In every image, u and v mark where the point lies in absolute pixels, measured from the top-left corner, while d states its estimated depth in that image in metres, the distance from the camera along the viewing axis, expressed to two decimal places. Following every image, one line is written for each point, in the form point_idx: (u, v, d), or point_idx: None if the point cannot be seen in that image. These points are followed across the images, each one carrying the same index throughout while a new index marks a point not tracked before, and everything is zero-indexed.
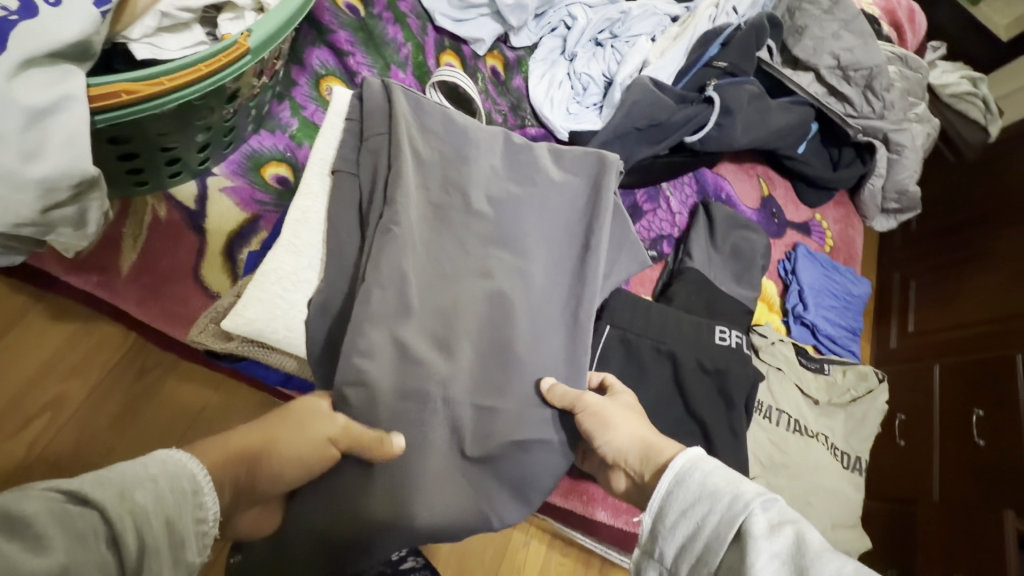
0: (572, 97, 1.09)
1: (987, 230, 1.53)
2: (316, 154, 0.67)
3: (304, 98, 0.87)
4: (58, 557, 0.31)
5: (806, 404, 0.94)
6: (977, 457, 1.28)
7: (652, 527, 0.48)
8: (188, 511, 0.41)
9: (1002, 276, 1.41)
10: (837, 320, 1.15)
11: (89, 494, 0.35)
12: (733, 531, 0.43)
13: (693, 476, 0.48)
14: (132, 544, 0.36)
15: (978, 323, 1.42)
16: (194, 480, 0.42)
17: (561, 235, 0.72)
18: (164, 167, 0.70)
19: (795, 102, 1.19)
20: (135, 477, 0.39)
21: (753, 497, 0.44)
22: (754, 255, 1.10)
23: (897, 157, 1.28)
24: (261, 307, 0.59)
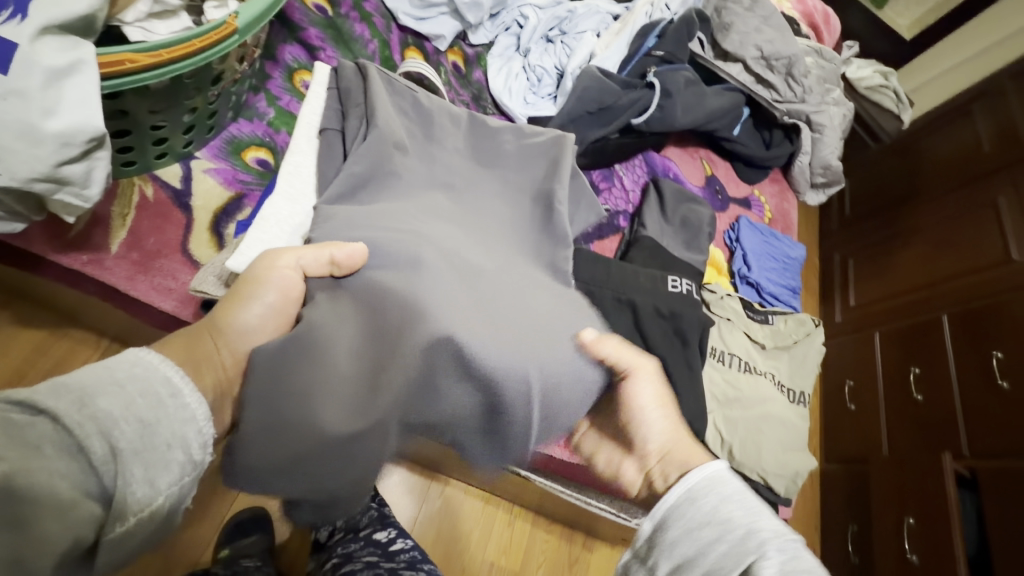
0: (529, 88, 1.19)
1: (909, 208, 1.71)
2: (304, 120, 0.74)
3: (279, 89, 0.93)
4: (2, 467, 0.32)
5: (754, 348, 1.05)
6: (916, 409, 1.41)
7: (651, 534, 0.50)
8: (158, 410, 0.41)
9: (932, 241, 1.57)
10: (779, 280, 1.27)
11: (42, 403, 0.36)
12: (739, 565, 0.44)
13: (706, 497, 0.49)
14: (100, 449, 0.37)
15: (910, 289, 1.57)
16: (167, 383, 0.42)
17: (519, 199, 0.78)
18: (151, 147, 0.75)
19: (727, 89, 1.33)
20: (95, 383, 0.39)
21: (772, 540, 0.45)
22: (701, 225, 1.21)
23: (820, 136, 1.45)
24: (262, 248, 0.64)
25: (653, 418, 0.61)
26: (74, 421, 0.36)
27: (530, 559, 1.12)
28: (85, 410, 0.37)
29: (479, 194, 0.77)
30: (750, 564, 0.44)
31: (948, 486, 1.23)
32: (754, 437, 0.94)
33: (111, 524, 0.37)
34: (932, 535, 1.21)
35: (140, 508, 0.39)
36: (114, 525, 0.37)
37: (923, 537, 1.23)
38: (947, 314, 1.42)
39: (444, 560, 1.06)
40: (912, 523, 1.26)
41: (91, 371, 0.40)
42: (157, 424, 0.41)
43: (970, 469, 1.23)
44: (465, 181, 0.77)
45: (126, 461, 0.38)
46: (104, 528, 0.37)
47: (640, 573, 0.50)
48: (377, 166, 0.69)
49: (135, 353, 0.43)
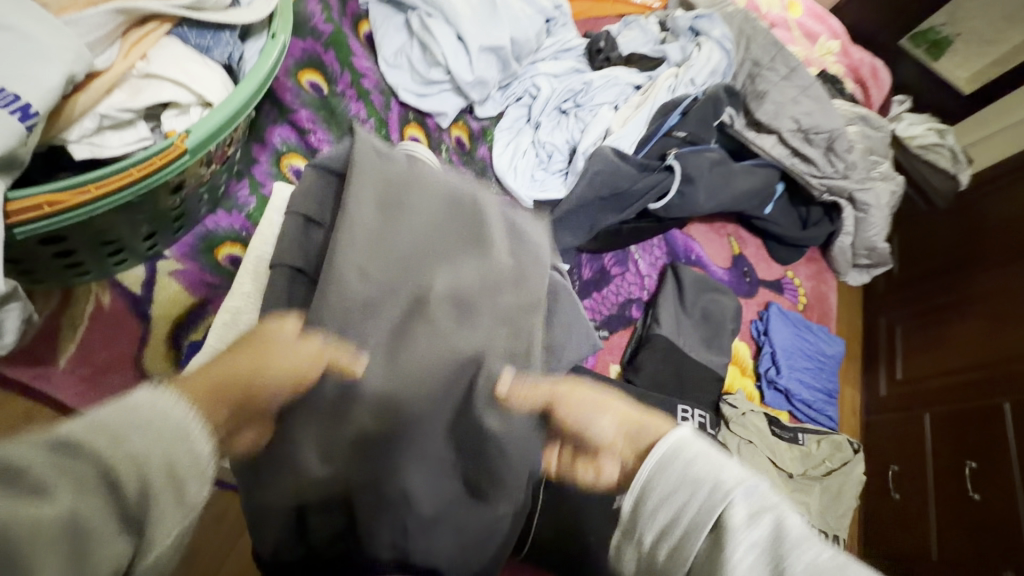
0: (537, 165, 1.10)
1: (969, 274, 1.50)
2: (253, 253, 0.63)
3: (265, 175, 0.87)
4: (62, 504, 0.31)
5: (779, 477, 0.92)
6: (970, 509, 1.23)
7: (631, 510, 0.46)
8: (186, 452, 0.37)
9: (987, 316, 1.39)
10: (812, 383, 1.13)
11: (74, 437, 0.33)
12: (710, 521, 0.42)
13: (675, 462, 0.45)
14: (132, 489, 0.34)
15: (966, 368, 1.37)
16: (184, 422, 0.37)
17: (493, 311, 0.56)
18: (108, 258, 0.68)
19: (758, 165, 1.22)
20: (126, 421, 0.35)
21: (734, 485, 0.43)
22: (724, 318, 1.09)
23: (865, 216, 1.29)
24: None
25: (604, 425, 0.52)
26: (110, 460, 0.34)
27: None
28: (118, 449, 0.34)
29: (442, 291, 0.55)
30: (718, 516, 0.42)
31: None
32: None
33: (141, 554, 0.35)
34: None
35: (166, 533, 0.37)
36: (144, 554, 0.35)
37: None
38: (1010, 403, 1.23)
39: None
40: None
41: (114, 408, 0.35)
42: (177, 463, 0.36)
43: None
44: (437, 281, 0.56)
45: (153, 498, 0.35)
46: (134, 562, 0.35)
47: (631, 549, 0.47)
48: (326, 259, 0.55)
49: (147, 393, 0.37)
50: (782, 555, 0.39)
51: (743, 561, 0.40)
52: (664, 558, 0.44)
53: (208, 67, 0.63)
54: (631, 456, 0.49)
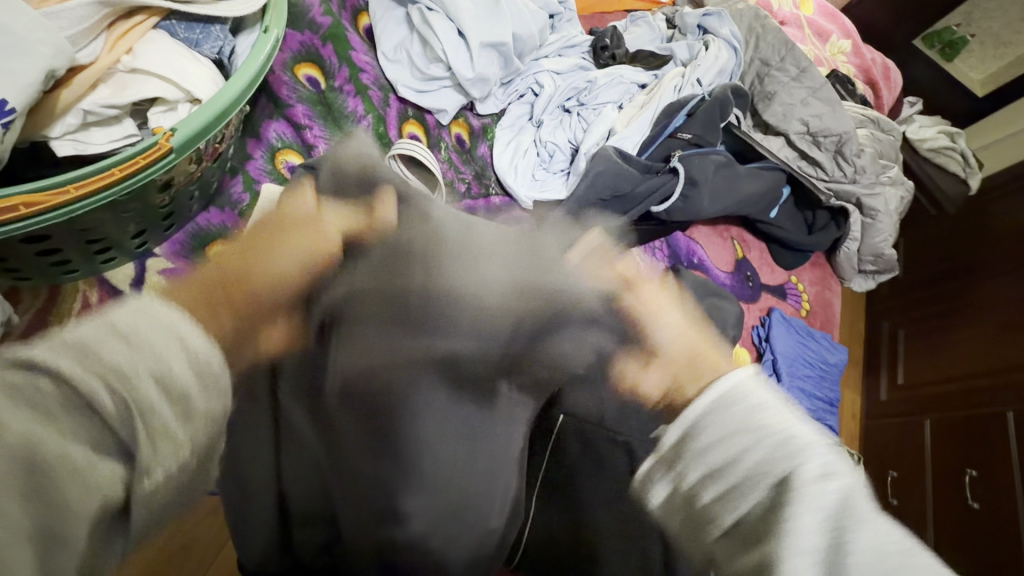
0: (538, 164, 1.08)
1: (973, 279, 1.47)
2: (236, 254, 0.62)
3: (258, 172, 0.85)
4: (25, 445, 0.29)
5: None
6: (970, 520, 1.22)
7: (678, 442, 0.40)
8: (176, 360, 0.34)
9: (991, 321, 1.36)
10: (813, 391, 1.11)
11: (41, 359, 0.30)
12: (774, 476, 0.35)
13: (740, 403, 0.39)
14: (113, 405, 0.31)
15: (969, 375, 1.35)
16: (175, 328, 0.34)
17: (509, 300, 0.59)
18: (95, 256, 0.67)
19: (766, 168, 1.19)
20: (103, 329, 0.32)
21: (805, 443, 0.36)
22: (725, 324, 1.07)
23: (871, 221, 1.27)
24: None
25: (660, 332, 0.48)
26: (81, 376, 0.30)
27: None
28: (88, 363, 0.31)
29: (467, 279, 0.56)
30: (785, 474, 0.35)
31: None
32: None
33: (136, 482, 0.32)
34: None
35: (161, 464, 0.33)
36: (140, 481, 0.32)
37: None
38: (1012, 411, 1.20)
39: None
40: None
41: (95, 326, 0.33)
42: (169, 376, 0.33)
43: None
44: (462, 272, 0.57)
45: (139, 414, 0.32)
46: (131, 487, 0.32)
47: (666, 480, 0.41)
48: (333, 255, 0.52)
49: (137, 301, 0.35)
50: (844, 529, 0.33)
51: (809, 523, 0.33)
52: (709, 501, 0.37)
53: (197, 63, 0.61)
54: (685, 380, 0.44)
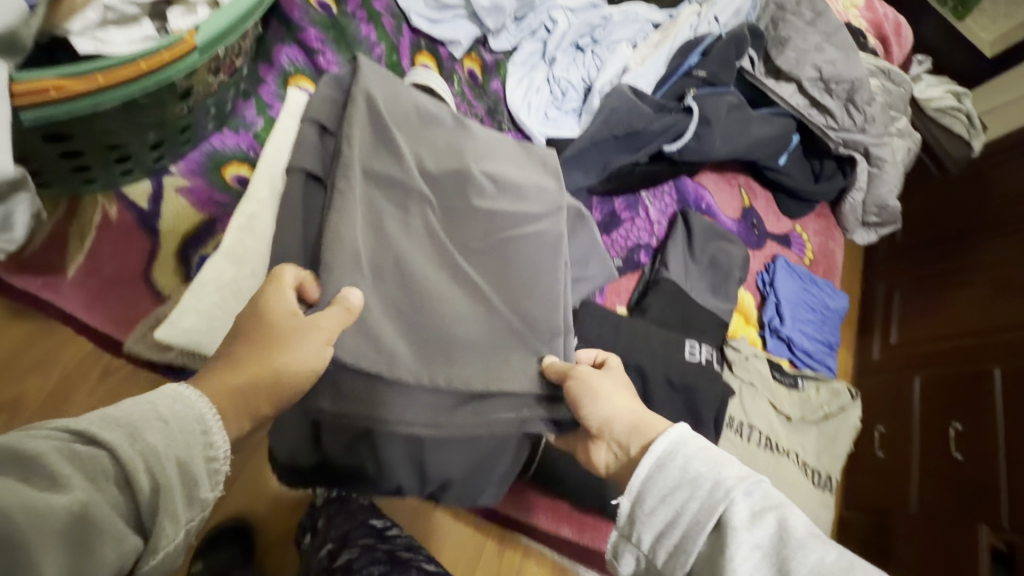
0: (551, 102, 1.07)
1: (970, 243, 1.47)
2: (266, 161, 0.67)
3: (271, 96, 0.84)
4: (76, 494, 0.32)
5: (778, 421, 0.93)
6: (954, 470, 1.22)
7: (630, 511, 0.45)
8: (197, 451, 0.39)
9: (990, 281, 1.35)
10: (814, 334, 1.14)
11: (98, 435, 0.34)
12: (712, 520, 0.41)
13: (674, 461, 0.45)
14: (145, 483, 0.36)
15: (964, 332, 1.34)
16: (202, 421, 0.40)
17: (516, 222, 0.66)
18: (115, 165, 0.67)
19: (775, 114, 1.19)
20: (144, 418, 0.37)
21: (735, 484, 0.42)
22: (731, 267, 1.08)
23: (878, 171, 1.28)
24: (197, 317, 0.61)
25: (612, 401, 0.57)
26: (126, 456, 0.35)
27: None
28: (137, 445, 0.36)
29: (477, 204, 0.64)
30: (720, 515, 0.41)
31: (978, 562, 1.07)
32: None
33: (147, 554, 0.37)
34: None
35: (168, 540, 0.38)
36: (147, 556, 0.37)
37: None
38: (1000, 368, 1.21)
39: None
40: None
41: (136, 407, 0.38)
42: (191, 463, 0.39)
43: (1009, 545, 1.06)
44: (471, 193, 0.64)
45: (166, 495, 0.37)
46: (139, 558, 0.37)
47: (629, 550, 0.45)
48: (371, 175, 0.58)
49: (173, 388, 0.41)
50: (786, 558, 0.38)
51: (747, 560, 0.39)
52: (664, 561, 0.43)
53: None
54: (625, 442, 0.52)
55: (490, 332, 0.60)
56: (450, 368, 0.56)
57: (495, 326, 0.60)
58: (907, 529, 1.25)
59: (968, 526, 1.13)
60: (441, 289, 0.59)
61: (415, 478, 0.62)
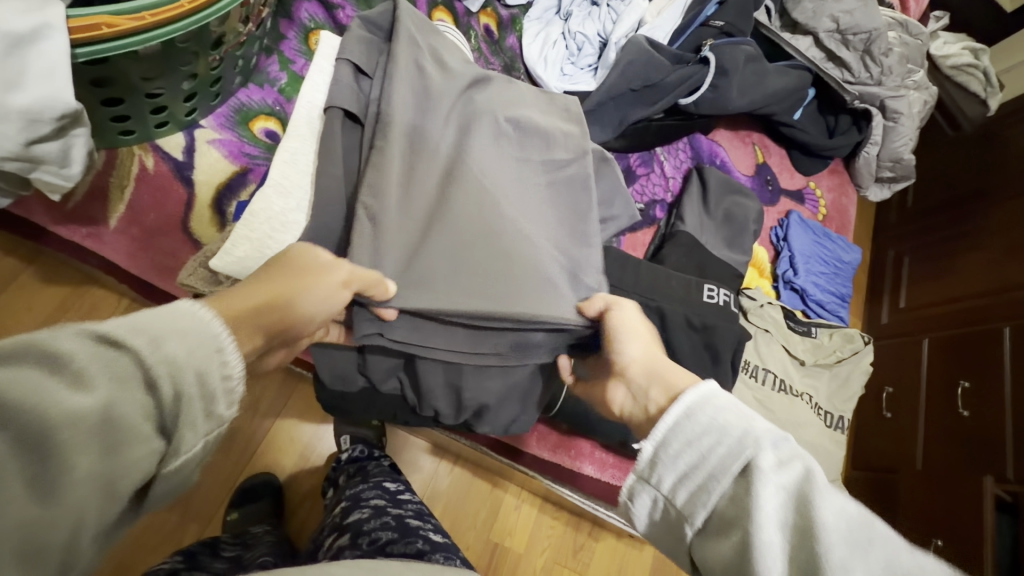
0: (567, 58, 1.07)
1: (981, 208, 1.44)
2: (305, 98, 0.70)
3: (293, 52, 0.85)
4: (100, 397, 0.29)
5: (791, 364, 0.96)
6: (960, 427, 1.24)
7: (653, 455, 0.42)
8: (216, 369, 0.35)
9: (1000, 244, 1.34)
10: (827, 287, 1.16)
11: (120, 336, 0.31)
12: (740, 466, 0.39)
13: (706, 410, 0.42)
14: (169, 390, 0.33)
15: (975, 295, 1.34)
16: (218, 339, 0.36)
17: (546, 164, 0.70)
18: (150, 116, 0.69)
19: (793, 66, 1.18)
20: (160, 325, 0.33)
21: (766, 434, 0.40)
22: (746, 220, 1.09)
23: (894, 124, 1.28)
24: (250, 245, 0.63)
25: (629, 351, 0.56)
26: (150, 362, 0.31)
27: (533, 544, 1.20)
28: (157, 352, 0.32)
29: (507, 147, 0.68)
30: (748, 463, 0.39)
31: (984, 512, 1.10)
32: None
33: (169, 456, 0.34)
34: (960, 558, 1.11)
35: (191, 444, 0.35)
36: (171, 457, 0.35)
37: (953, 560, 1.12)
38: (1009, 327, 1.21)
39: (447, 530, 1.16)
40: (941, 545, 1.16)
41: (154, 314, 0.34)
42: (209, 378, 0.35)
43: (1012, 495, 1.09)
44: (500, 137, 0.68)
45: (188, 404, 0.34)
46: (163, 459, 0.34)
47: (645, 492, 0.43)
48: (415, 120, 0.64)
49: (188, 305, 0.36)
50: (808, 499, 0.36)
51: (771, 502, 0.37)
52: (683, 502, 0.40)
53: None
54: (647, 382, 0.51)
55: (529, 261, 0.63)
56: (495, 295, 0.61)
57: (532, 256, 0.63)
58: (913, 483, 1.29)
59: (973, 477, 1.16)
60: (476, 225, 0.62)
61: (451, 405, 0.68)
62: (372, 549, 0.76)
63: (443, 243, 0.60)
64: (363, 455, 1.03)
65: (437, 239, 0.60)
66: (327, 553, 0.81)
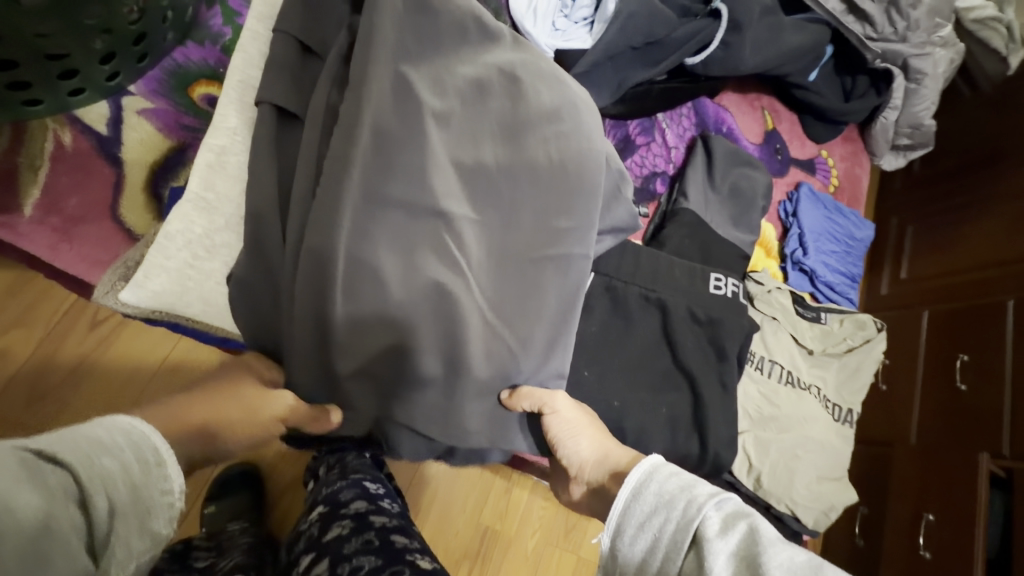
0: (559, 10, 0.94)
1: (994, 171, 1.36)
2: (235, 74, 0.59)
3: (239, 3, 0.73)
4: (37, 505, 0.32)
5: (799, 354, 0.89)
6: (956, 401, 1.20)
7: (611, 548, 0.44)
8: (149, 486, 0.39)
9: (1009, 211, 1.26)
10: (837, 266, 1.08)
11: (58, 453, 0.35)
12: (688, 538, 0.40)
13: (649, 487, 0.44)
14: (102, 506, 0.36)
15: (982, 267, 1.27)
16: (158, 452, 0.40)
17: (543, 197, 0.63)
18: (60, 81, 0.57)
19: (811, 20, 1.07)
20: (101, 441, 0.38)
21: (706, 498, 0.42)
22: (754, 194, 1.00)
23: (916, 87, 1.17)
24: (167, 277, 0.55)
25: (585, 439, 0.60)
26: (83, 477, 0.35)
27: (524, 526, 1.16)
28: (91, 466, 0.36)
29: (496, 179, 0.62)
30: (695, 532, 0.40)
31: (977, 486, 1.06)
32: (788, 463, 0.81)
33: None
34: (950, 533, 1.08)
35: (120, 567, 0.38)
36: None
37: (944, 538, 1.09)
38: (1014, 300, 1.15)
39: (432, 520, 1.12)
40: (930, 520, 1.13)
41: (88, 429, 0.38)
42: (147, 491, 0.39)
43: (1007, 471, 1.06)
44: (489, 166, 0.61)
45: (116, 521, 0.37)
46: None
47: None
48: (384, 125, 0.56)
49: (128, 418, 0.40)
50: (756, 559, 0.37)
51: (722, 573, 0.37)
52: None
53: None
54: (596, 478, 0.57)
55: (503, 318, 0.61)
56: (468, 355, 0.58)
57: (506, 312, 0.61)
58: (906, 457, 1.24)
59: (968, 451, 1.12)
60: (446, 281, 0.58)
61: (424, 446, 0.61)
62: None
63: (412, 300, 0.56)
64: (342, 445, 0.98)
65: (409, 297, 0.56)
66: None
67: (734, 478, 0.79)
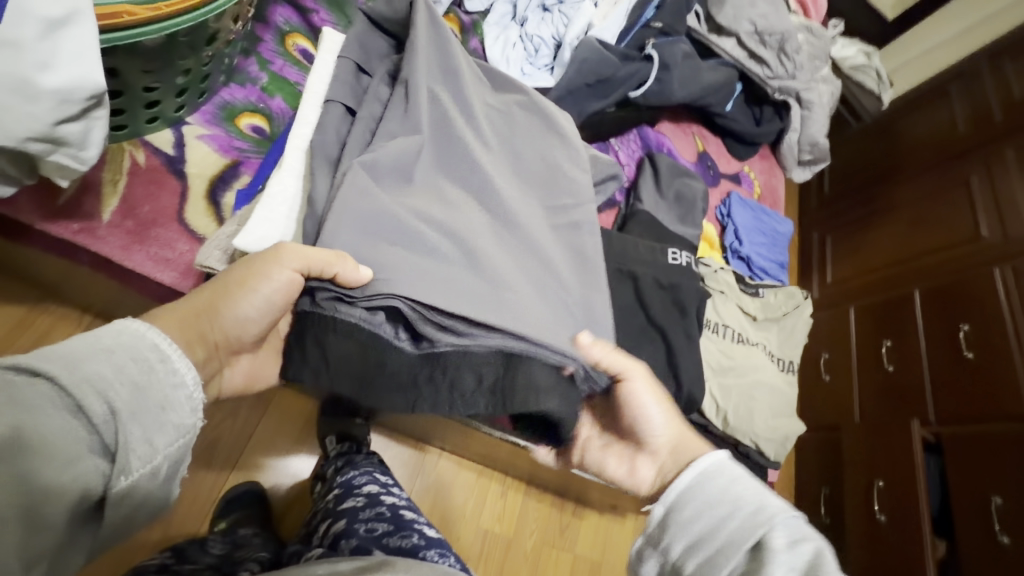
0: (526, 58, 1.17)
1: (886, 188, 1.66)
2: (312, 90, 0.80)
3: (271, 53, 0.89)
4: (11, 421, 0.34)
5: (746, 320, 1.08)
6: (886, 378, 1.37)
7: (662, 517, 0.53)
8: (159, 385, 0.42)
9: (903, 219, 1.54)
10: (767, 254, 1.31)
11: (39, 366, 0.36)
12: (752, 540, 0.47)
13: (717, 479, 0.52)
14: (98, 409, 0.38)
15: (883, 268, 1.53)
16: (158, 349, 0.43)
17: (535, 174, 0.81)
18: (142, 111, 0.72)
19: (721, 65, 1.35)
20: (90, 348, 0.40)
21: (776, 515, 0.48)
22: (695, 198, 1.21)
23: (809, 113, 1.48)
24: (270, 226, 0.68)
25: (655, 416, 0.66)
26: (70, 383, 0.37)
27: (523, 527, 1.25)
28: (77, 372, 0.38)
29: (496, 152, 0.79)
30: (759, 538, 0.47)
31: (914, 451, 1.23)
32: (747, 403, 0.97)
33: (117, 476, 0.39)
34: (900, 497, 1.23)
35: (142, 464, 0.40)
36: (119, 478, 0.39)
37: (893, 500, 1.24)
38: (919, 289, 1.38)
39: (437, 525, 1.19)
40: (881, 486, 1.27)
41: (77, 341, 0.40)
42: (152, 387, 0.41)
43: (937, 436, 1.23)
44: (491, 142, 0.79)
45: (124, 421, 0.39)
46: (109, 481, 0.39)
47: (653, 557, 0.52)
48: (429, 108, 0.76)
49: (125, 322, 0.43)
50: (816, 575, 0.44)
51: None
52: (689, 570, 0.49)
53: None
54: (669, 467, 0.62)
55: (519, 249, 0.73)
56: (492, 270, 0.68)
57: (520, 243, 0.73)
58: (854, 437, 1.39)
59: (902, 423, 1.29)
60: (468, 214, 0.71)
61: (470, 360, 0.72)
62: (368, 538, 0.79)
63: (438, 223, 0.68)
64: (350, 447, 1.04)
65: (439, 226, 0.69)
66: (323, 539, 0.82)
67: (705, 418, 0.95)
